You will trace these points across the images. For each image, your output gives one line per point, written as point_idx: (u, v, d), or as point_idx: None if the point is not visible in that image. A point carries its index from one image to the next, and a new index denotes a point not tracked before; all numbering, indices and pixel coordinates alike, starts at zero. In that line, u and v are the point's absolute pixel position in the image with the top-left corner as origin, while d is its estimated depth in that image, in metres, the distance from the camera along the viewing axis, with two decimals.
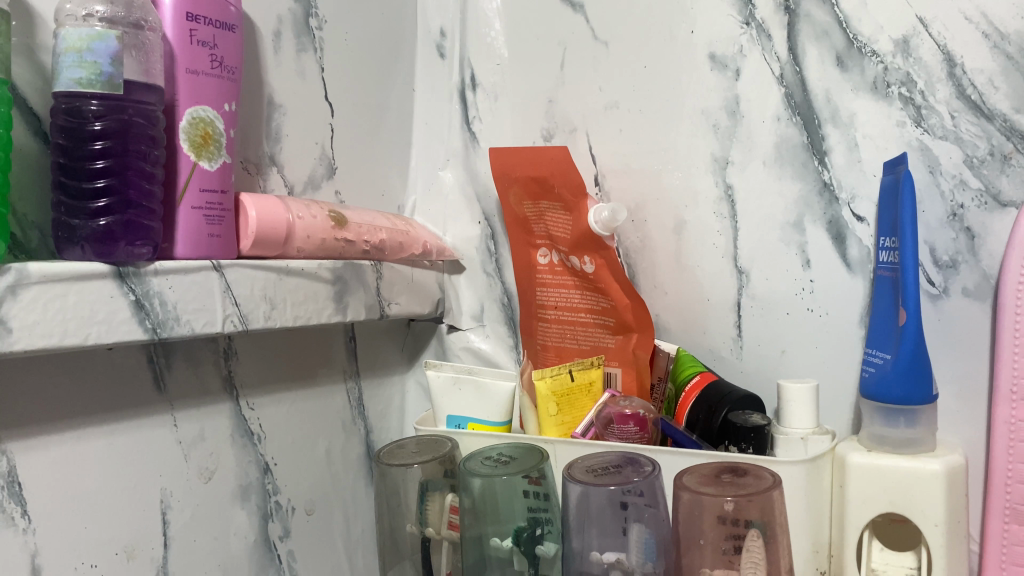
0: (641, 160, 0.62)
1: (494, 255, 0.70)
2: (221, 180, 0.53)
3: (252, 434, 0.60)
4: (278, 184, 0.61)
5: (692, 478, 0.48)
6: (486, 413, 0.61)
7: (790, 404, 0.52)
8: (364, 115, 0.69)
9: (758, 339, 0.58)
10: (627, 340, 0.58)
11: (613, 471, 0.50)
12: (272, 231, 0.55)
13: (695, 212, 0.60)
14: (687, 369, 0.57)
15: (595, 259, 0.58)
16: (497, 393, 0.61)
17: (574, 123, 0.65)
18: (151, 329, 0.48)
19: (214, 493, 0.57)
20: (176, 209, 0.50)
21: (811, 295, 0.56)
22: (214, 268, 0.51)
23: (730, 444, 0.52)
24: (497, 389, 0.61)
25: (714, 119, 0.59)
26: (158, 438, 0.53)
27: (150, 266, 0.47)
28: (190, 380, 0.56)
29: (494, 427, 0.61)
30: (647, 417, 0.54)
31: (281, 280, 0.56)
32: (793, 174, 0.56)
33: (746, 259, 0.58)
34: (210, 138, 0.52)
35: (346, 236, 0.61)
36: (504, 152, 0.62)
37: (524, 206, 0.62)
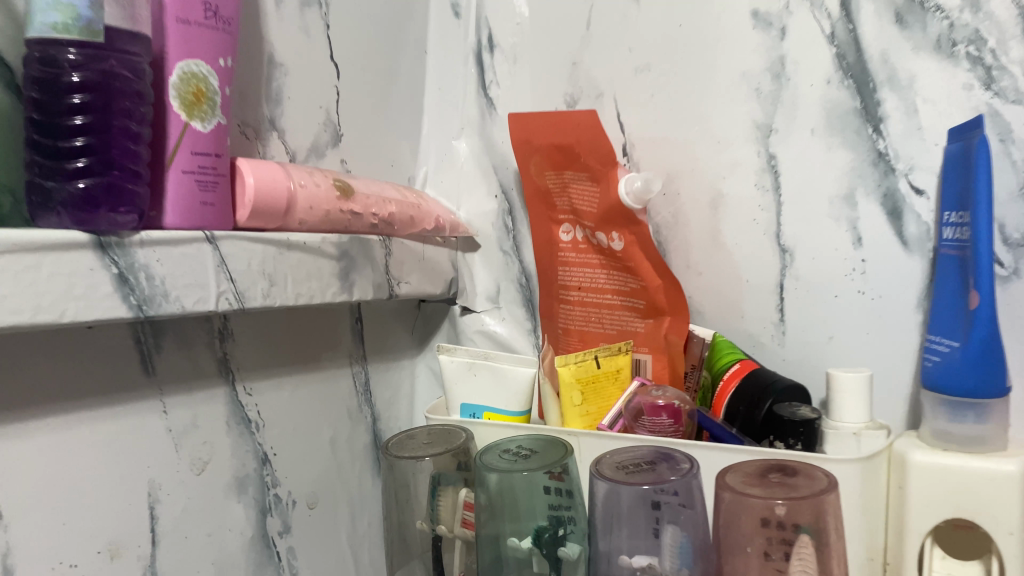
0: (674, 128, 0.57)
1: (512, 232, 0.65)
2: (215, 142, 0.48)
3: (249, 422, 0.56)
4: (279, 150, 0.56)
5: (735, 478, 0.43)
6: (503, 402, 0.56)
7: (841, 396, 0.48)
8: (374, 79, 0.63)
9: (802, 324, 0.53)
10: (659, 324, 0.53)
11: (646, 468, 0.45)
12: (272, 201, 0.50)
13: (734, 184, 0.55)
14: (726, 357, 0.52)
15: (624, 235, 0.53)
16: (516, 380, 0.56)
17: (601, 87, 0.60)
18: (136, 306, 0.43)
19: (208, 486, 0.53)
20: (165, 173, 0.46)
21: (863, 276, 0.51)
22: (207, 239, 0.46)
23: (775, 439, 0.47)
24: (514, 376, 0.56)
25: (756, 82, 0.54)
26: (145, 426, 0.49)
27: (136, 236, 0.43)
28: (182, 363, 0.51)
29: (514, 417, 0.56)
30: (682, 409, 0.49)
31: (282, 255, 0.51)
32: (844, 142, 0.51)
33: (790, 237, 0.53)
34: (203, 96, 0.47)
35: (353, 208, 0.56)
36: (525, 117, 0.57)
37: (547, 178, 0.57)
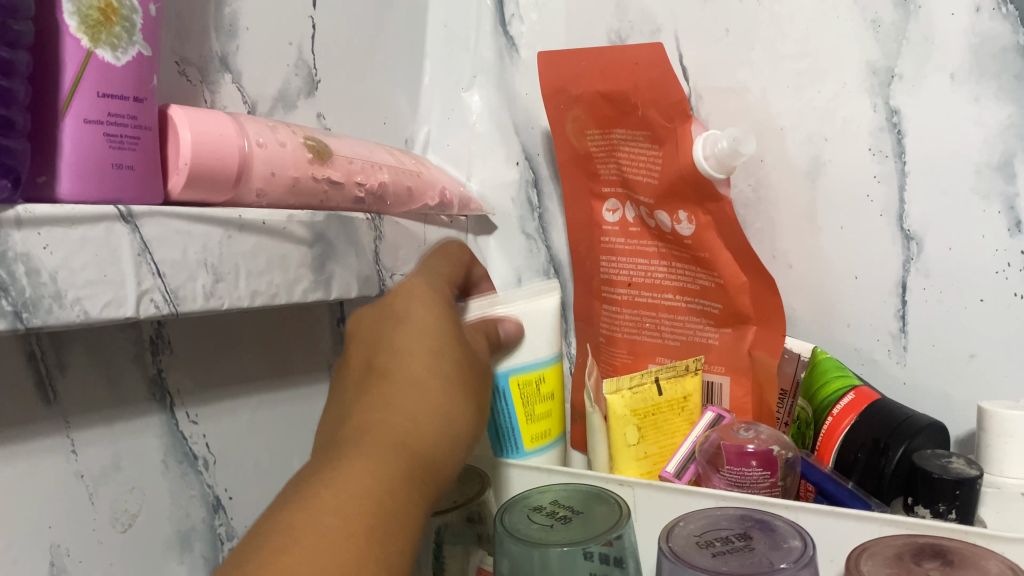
0: (756, 73, 0.43)
1: (537, 210, 0.52)
2: (136, 82, 0.34)
3: (195, 459, 0.42)
4: (233, 99, 0.42)
5: (874, 567, 0.29)
6: (535, 353, 0.43)
7: (1003, 442, 0.34)
8: (362, 11, 0.50)
9: (931, 336, 0.40)
10: (739, 336, 0.41)
11: (739, 547, 0.31)
12: (217, 165, 0.36)
13: (841, 148, 0.41)
14: (834, 382, 0.39)
15: (697, 216, 0.40)
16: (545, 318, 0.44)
17: (657, 21, 0.46)
18: (11, 314, 0.30)
19: (138, 546, 0.40)
20: (60, 122, 0.32)
21: (1022, 275, 0.37)
22: (121, 216, 0.33)
23: (916, 503, 0.33)
24: (541, 314, 0.43)
25: (873, 10, 0.40)
26: (43, 472, 0.35)
27: (11, 212, 0.29)
28: (95, 386, 0.38)
29: (545, 371, 0.44)
30: (779, 456, 0.36)
31: (231, 239, 0.37)
32: (998, 93, 0.37)
33: (918, 220, 0.40)
34: (115, 13, 0.33)
35: (331, 175, 0.42)
36: (561, 57, 0.43)
37: (589, 139, 0.44)
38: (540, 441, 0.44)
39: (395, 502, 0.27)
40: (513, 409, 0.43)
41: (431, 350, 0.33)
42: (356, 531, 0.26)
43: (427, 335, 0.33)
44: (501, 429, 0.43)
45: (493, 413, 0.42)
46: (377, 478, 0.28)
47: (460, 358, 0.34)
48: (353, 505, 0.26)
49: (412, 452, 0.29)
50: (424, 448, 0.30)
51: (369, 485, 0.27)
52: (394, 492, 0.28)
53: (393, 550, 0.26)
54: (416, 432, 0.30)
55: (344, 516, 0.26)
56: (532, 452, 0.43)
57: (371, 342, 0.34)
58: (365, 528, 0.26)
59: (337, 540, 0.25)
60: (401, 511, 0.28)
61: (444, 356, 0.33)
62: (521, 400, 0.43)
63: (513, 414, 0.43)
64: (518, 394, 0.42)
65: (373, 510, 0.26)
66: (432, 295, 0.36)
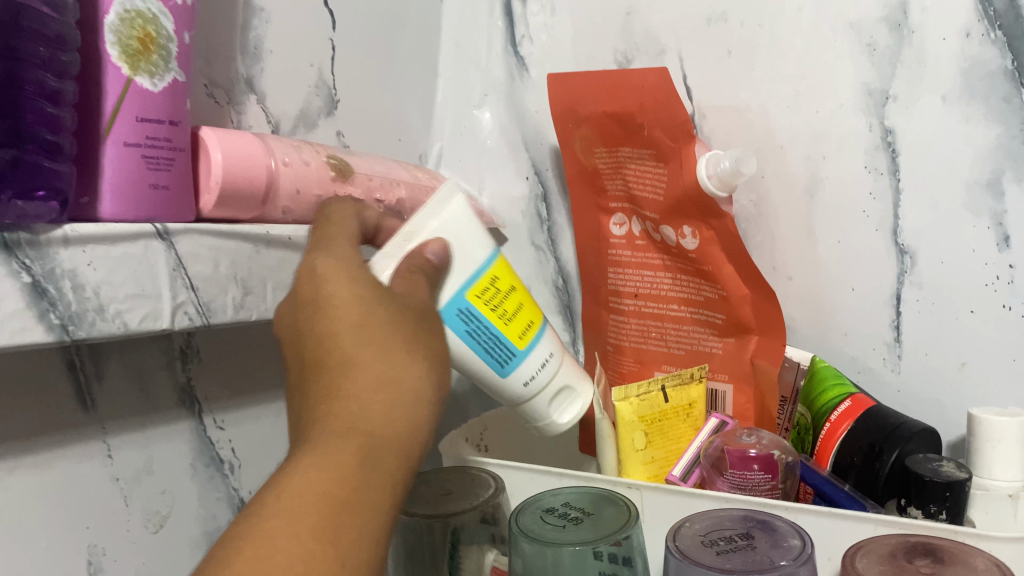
0: (757, 93, 0.45)
1: (547, 223, 0.53)
2: (171, 106, 0.36)
3: (221, 462, 0.44)
4: (258, 119, 0.44)
5: (868, 564, 0.31)
6: (470, 266, 0.36)
7: (991, 447, 0.36)
8: (378, 32, 0.52)
9: (924, 346, 0.42)
10: (741, 345, 0.43)
11: (742, 546, 0.33)
12: (246, 184, 0.38)
13: (838, 165, 0.43)
14: (832, 390, 0.41)
15: (700, 231, 0.42)
16: (460, 231, 0.36)
17: (662, 42, 0.48)
18: (59, 328, 0.31)
19: (168, 546, 0.42)
20: (102, 145, 0.34)
21: (1010, 287, 0.39)
22: (158, 234, 0.34)
23: (909, 504, 0.35)
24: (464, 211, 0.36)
25: (869, 35, 0.42)
26: (80, 476, 0.37)
27: (58, 232, 0.31)
28: (129, 393, 0.39)
29: (494, 268, 0.37)
30: (779, 460, 0.38)
31: (259, 254, 0.39)
32: (987, 114, 0.39)
33: (911, 234, 0.42)
34: (152, 42, 0.35)
35: (351, 192, 0.44)
36: (570, 79, 0.45)
37: (596, 156, 0.46)
38: (528, 334, 0.38)
39: (350, 485, 0.23)
40: (488, 323, 0.36)
41: (356, 314, 0.28)
42: (306, 533, 0.22)
43: (342, 305, 0.28)
44: (489, 352, 0.37)
45: (470, 342, 0.36)
46: (323, 467, 0.24)
47: (389, 327, 0.28)
48: (297, 504, 0.22)
49: (358, 427, 0.25)
50: (372, 418, 0.25)
51: (317, 475, 0.23)
52: (347, 473, 0.24)
53: (356, 540, 0.23)
54: (361, 403, 0.26)
55: (290, 523, 0.22)
56: (526, 351, 0.38)
57: (297, 336, 0.29)
58: (316, 528, 0.22)
59: (281, 551, 0.21)
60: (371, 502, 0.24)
61: (374, 320, 0.28)
62: (487, 310, 0.36)
63: (489, 329, 0.36)
64: (483, 305, 0.36)
65: (323, 503, 0.23)
66: (351, 256, 0.31)
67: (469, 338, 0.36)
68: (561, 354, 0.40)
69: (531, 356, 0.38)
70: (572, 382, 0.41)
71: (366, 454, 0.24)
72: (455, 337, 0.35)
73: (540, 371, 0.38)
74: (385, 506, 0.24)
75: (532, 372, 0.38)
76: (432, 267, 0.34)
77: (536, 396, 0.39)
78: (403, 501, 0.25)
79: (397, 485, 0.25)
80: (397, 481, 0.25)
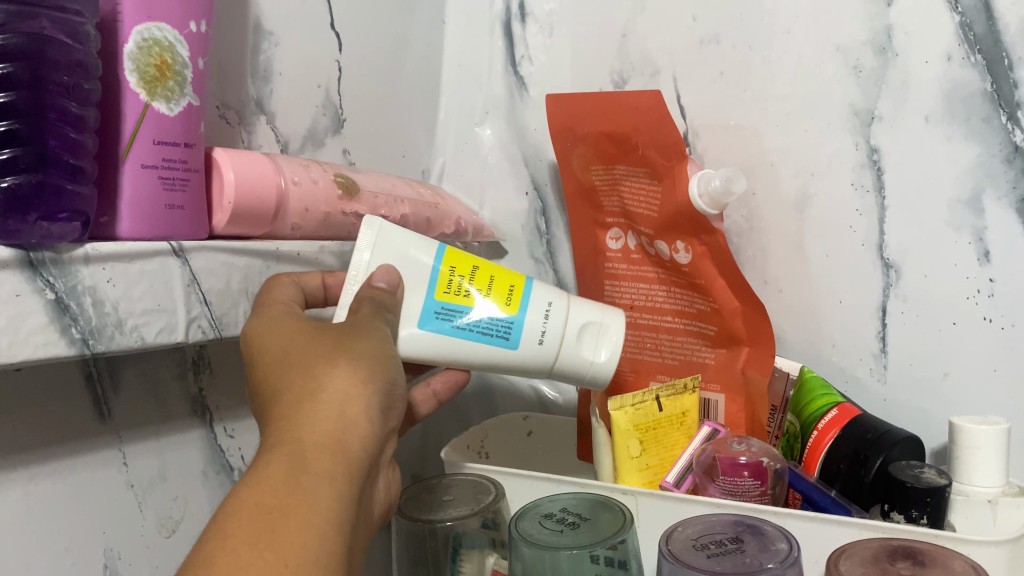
0: (748, 113, 0.47)
1: (545, 236, 0.55)
2: (186, 129, 0.38)
3: (231, 469, 0.46)
4: (268, 138, 0.45)
5: (852, 566, 0.33)
6: (425, 269, 0.39)
7: (971, 454, 0.38)
8: (382, 53, 0.53)
9: (909, 356, 0.43)
10: (733, 356, 0.44)
11: (731, 549, 0.35)
12: (258, 203, 0.40)
13: (825, 183, 0.45)
14: (820, 399, 0.43)
15: (693, 246, 0.44)
16: (405, 244, 0.39)
17: (657, 63, 0.50)
18: (80, 342, 0.32)
19: (180, 550, 0.43)
20: (120, 169, 0.35)
21: (990, 300, 0.41)
22: (173, 251, 0.36)
23: (892, 509, 0.37)
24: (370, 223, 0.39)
25: (855, 58, 0.43)
26: (98, 482, 0.39)
27: (79, 250, 0.32)
28: (144, 403, 0.41)
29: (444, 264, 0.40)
30: (768, 467, 0.40)
31: (269, 269, 0.41)
32: (967, 134, 0.41)
33: (896, 249, 0.43)
34: (169, 69, 0.36)
35: (357, 209, 0.46)
36: (567, 100, 0.47)
37: (593, 173, 0.48)
38: (518, 292, 0.40)
39: (279, 493, 0.26)
40: (468, 311, 0.39)
41: (280, 361, 0.33)
42: (242, 542, 0.24)
43: (270, 362, 0.33)
44: (486, 336, 0.39)
45: (460, 334, 0.39)
46: (251, 486, 0.26)
47: (308, 352, 0.32)
48: (228, 521, 0.25)
49: (283, 445, 0.28)
50: (296, 433, 0.28)
51: (247, 493, 0.26)
52: (274, 484, 0.26)
53: (293, 536, 0.25)
54: (288, 421, 0.29)
55: (226, 539, 0.24)
56: (522, 312, 0.40)
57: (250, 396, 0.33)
58: (250, 537, 0.24)
59: (220, 561, 0.23)
60: (308, 480, 0.27)
61: (294, 354, 0.33)
62: (461, 300, 0.39)
63: (472, 314, 0.39)
64: (455, 297, 0.39)
65: (252, 516, 0.25)
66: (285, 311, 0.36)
67: (459, 333, 0.39)
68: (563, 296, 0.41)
69: (531, 311, 0.40)
70: (590, 316, 0.41)
71: (290, 464, 0.27)
72: (446, 339, 0.39)
73: (547, 323, 0.40)
74: (324, 501, 0.27)
75: (539, 328, 0.40)
76: (383, 295, 0.37)
77: (556, 346, 0.40)
78: (350, 485, 0.28)
79: (333, 482, 0.28)
80: (332, 479, 0.28)
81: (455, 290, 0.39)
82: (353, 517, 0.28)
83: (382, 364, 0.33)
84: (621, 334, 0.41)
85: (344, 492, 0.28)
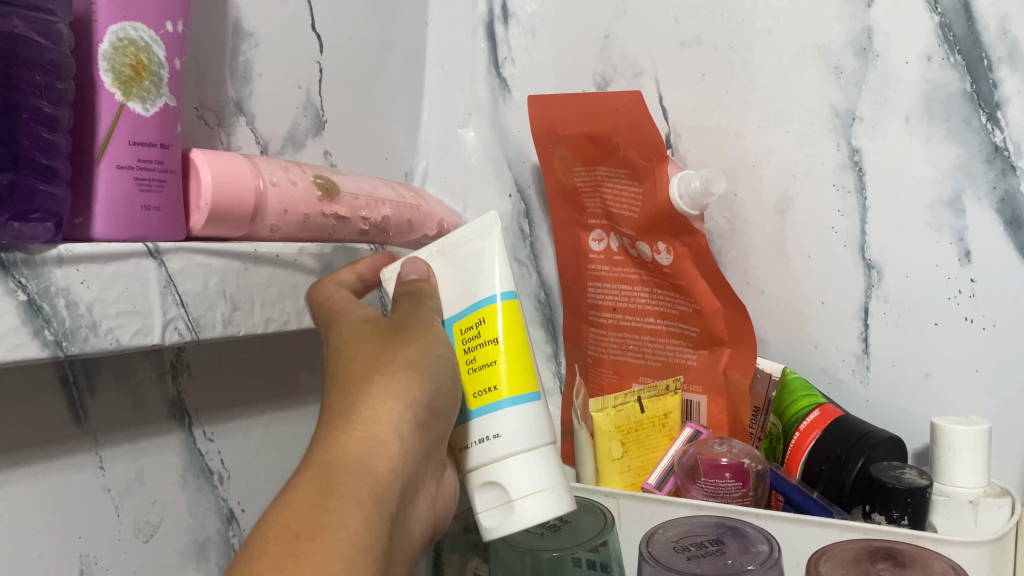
0: (730, 114, 0.47)
1: (529, 239, 0.55)
2: (163, 129, 0.37)
3: (210, 473, 0.46)
4: (247, 140, 0.45)
5: (834, 568, 0.32)
6: (475, 294, 0.37)
7: (952, 454, 0.38)
8: (364, 54, 0.53)
9: (891, 357, 0.43)
10: (716, 357, 0.44)
11: (712, 551, 0.34)
12: (235, 204, 0.39)
13: (807, 184, 0.45)
14: (801, 400, 0.43)
15: (675, 247, 0.44)
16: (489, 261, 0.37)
17: (639, 65, 0.50)
18: (53, 343, 0.32)
19: (157, 556, 0.42)
20: (96, 169, 0.35)
21: (971, 301, 0.41)
22: (149, 252, 0.35)
23: (874, 511, 0.37)
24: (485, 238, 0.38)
25: (836, 59, 0.43)
26: (74, 487, 0.38)
27: (52, 251, 0.31)
28: (121, 406, 0.41)
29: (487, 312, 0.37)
30: (750, 468, 0.40)
31: (247, 270, 0.40)
32: (947, 135, 0.41)
33: (877, 250, 0.43)
34: (145, 69, 0.36)
35: (338, 211, 0.46)
36: (550, 101, 0.47)
37: (575, 174, 0.48)
38: (488, 398, 0.36)
39: (305, 517, 0.28)
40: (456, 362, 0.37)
41: (330, 376, 0.35)
42: (268, 567, 0.26)
43: (327, 375, 0.35)
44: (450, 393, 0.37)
45: None
46: (281, 511, 0.28)
47: (351, 364, 0.34)
48: (255, 553, 0.26)
49: (312, 469, 0.30)
50: (325, 458, 0.30)
51: (275, 519, 0.28)
52: (301, 509, 0.28)
53: (316, 560, 0.26)
54: (326, 442, 0.31)
55: (254, 563, 0.26)
56: (476, 412, 0.36)
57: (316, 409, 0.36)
58: (276, 562, 0.26)
59: None
60: (334, 506, 0.28)
61: (341, 369, 0.35)
62: (461, 350, 0.37)
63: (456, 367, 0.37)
64: (461, 344, 0.37)
65: (279, 542, 0.27)
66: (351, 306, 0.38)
67: None
68: (519, 446, 0.35)
69: (483, 419, 0.36)
70: (508, 482, 0.35)
71: (317, 490, 0.29)
72: None
73: (479, 443, 0.35)
74: (349, 524, 0.28)
75: (473, 439, 0.36)
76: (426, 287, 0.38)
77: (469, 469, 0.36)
78: (378, 506, 0.30)
79: (360, 503, 0.29)
80: (359, 501, 0.29)
81: (467, 334, 0.37)
82: (382, 537, 0.29)
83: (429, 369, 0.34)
84: (511, 525, 0.34)
85: (371, 513, 0.29)
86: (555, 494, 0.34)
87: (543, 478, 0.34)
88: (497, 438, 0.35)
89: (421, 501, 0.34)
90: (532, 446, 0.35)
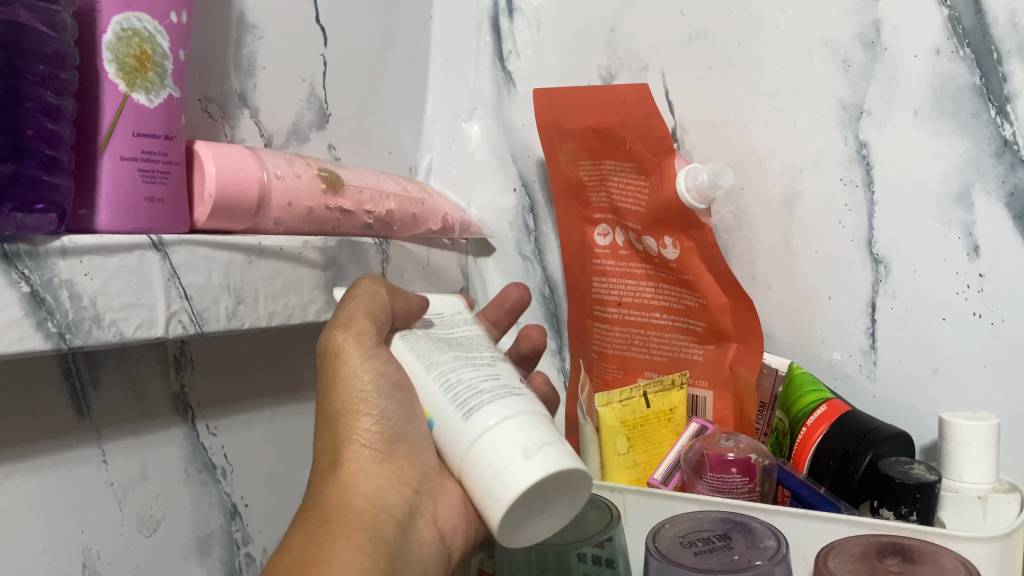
0: (736, 108, 0.47)
1: (533, 234, 0.55)
2: (167, 121, 0.37)
3: (213, 468, 0.45)
4: (251, 133, 0.45)
5: (843, 564, 0.32)
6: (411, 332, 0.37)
7: (961, 450, 0.37)
8: (369, 48, 0.53)
9: (899, 353, 0.43)
10: (723, 352, 0.44)
11: (719, 547, 0.34)
12: (241, 196, 0.39)
13: (814, 179, 0.45)
14: (809, 396, 0.42)
15: (681, 241, 0.44)
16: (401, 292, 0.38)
17: (645, 59, 0.50)
18: (57, 336, 0.31)
19: (160, 551, 0.42)
20: (100, 161, 0.35)
21: (980, 296, 0.41)
22: (153, 244, 0.35)
23: (882, 507, 0.36)
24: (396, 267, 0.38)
25: (844, 52, 0.43)
26: (76, 480, 0.38)
27: (56, 243, 0.31)
28: (125, 400, 0.40)
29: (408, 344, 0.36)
30: (757, 464, 0.39)
31: (252, 263, 0.40)
32: (956, 128, 0.40)
33: (885, 245, 0.43)
34: (149, 60, 0.36)
35: (342, 205, 0.46)
36: (555, 94, 0.47)
37: (581, 168, 0.47)
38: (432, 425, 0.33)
39: (301, 563, 0.30)
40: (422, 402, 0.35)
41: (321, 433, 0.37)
42: None
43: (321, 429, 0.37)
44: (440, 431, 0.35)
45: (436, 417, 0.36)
46: (284, 561, 0.30)
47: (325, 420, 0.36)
48: None
49: (305, 520, 0.32)
50: (315, 509, 0.33)
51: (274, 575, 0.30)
52: (298, 557, 0.30)
53: None
54: (316, 498, 0.34)
55: None
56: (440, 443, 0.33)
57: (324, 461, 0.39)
58: None
59: None
60: (330, 550, 0.31)
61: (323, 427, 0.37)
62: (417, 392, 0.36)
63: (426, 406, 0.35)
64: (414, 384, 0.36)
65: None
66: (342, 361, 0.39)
67: None
68: (464, 448, 0.30)
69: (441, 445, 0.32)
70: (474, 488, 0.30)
71: (308, 538, 0.31)
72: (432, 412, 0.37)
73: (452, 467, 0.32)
74: (346, 558, 0.30)
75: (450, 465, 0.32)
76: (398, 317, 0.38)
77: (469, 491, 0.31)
78: (369, 539, 0.32)
79: (350, 537, 0.31)
80: (348, 539, 0.31)
81: None
82: (382, 560, 0.31)
83: (374, 397, 0.34)
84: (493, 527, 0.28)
85: (365, 542, 0.31)
86: (507, 473, 0.28)
87: (491, 466, 0.29)
88: (451, 453, 0.31)
89: (427, 521, 0.36)
90: (470, 444, 0.30)
